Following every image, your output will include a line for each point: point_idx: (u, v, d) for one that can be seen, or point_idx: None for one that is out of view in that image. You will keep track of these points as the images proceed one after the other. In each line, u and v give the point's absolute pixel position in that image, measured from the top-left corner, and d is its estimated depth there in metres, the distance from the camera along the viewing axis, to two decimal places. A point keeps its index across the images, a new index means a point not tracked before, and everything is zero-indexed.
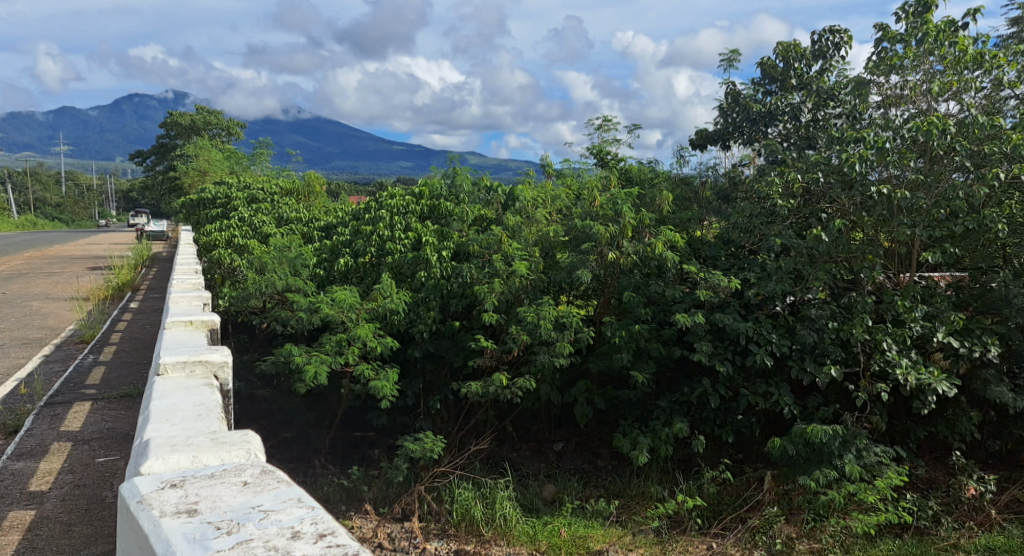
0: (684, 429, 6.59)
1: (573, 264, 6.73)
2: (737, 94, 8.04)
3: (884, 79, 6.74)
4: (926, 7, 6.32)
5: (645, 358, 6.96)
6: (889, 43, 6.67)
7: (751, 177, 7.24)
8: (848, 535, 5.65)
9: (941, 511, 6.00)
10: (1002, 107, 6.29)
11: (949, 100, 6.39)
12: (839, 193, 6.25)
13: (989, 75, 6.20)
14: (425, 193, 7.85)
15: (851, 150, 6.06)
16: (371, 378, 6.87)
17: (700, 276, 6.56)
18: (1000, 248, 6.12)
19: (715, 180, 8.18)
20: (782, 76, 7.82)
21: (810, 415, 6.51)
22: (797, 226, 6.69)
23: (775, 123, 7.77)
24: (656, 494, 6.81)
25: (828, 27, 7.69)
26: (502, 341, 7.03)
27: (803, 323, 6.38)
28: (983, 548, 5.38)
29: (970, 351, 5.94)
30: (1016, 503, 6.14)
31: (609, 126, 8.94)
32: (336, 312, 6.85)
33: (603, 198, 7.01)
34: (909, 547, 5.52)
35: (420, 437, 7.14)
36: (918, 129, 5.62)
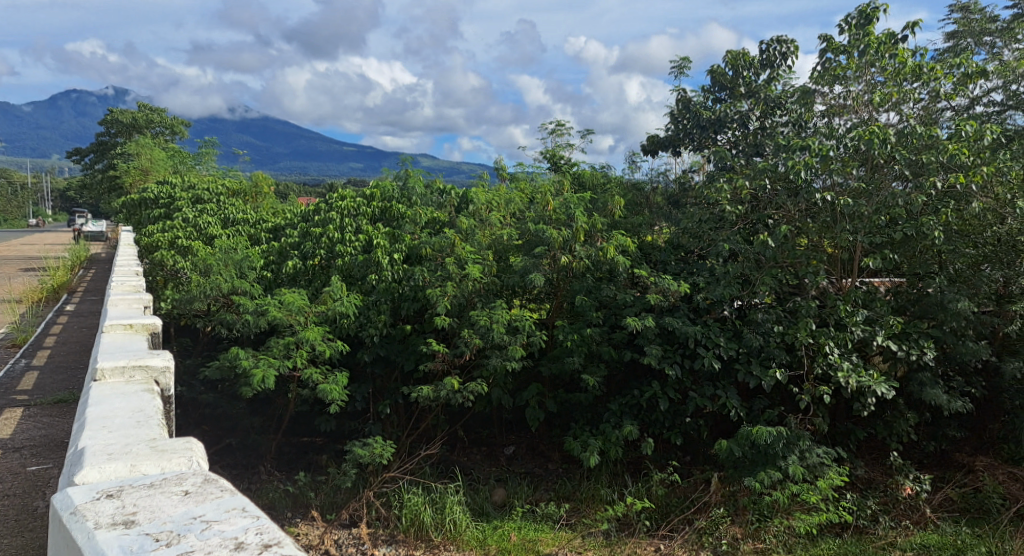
0: (634, 432, 6.62)
1: (525, 267, 6.70)
2: (687, 101, 8.19)
3: (828, 89, 6.92)
4: (868, 20, 6.52)
5: (596, 362, 6.98)
6: (832, 54, 6.86)
7: (701, 184, 7.35)
8: (791, 535, 5.81)
9: (879, 511, 6.19)
10: (939, 118, 6.54)
11: (890, 111, 6.60)
12: (785, 200, 6.40)
13: (927, 87, 6.43)
14: (377, 194, 7.65)
15: (797, 157, 6.18)
16: (320, 382, 6.68)
17: (650, 279, 6.62)
18: (937, 255, 6.35)
19: (666, 186, 8.26)
20: (731, 84, 7.96)
21: (756, 417, 6.62)
22: (745, 232, 6.81)
23: (724, 130, 7.90)
24: (606, 497, 6.83)
25: (776, 37, 7.84)
26: (454, 344, 6.93)
27: (750, 327, 6.51)
28: (918, 546, 5.58)
29: (907, 354, 6.12)
30: (949, 502, 6.40)
31: (563, 130, 8.96)
32: (284, 315, 6.65)
33: (557, 202, 7.01)
34: (849, 546, 5.68)
35: (368, 441, 6.97)
36: (860, 138, 5.82)
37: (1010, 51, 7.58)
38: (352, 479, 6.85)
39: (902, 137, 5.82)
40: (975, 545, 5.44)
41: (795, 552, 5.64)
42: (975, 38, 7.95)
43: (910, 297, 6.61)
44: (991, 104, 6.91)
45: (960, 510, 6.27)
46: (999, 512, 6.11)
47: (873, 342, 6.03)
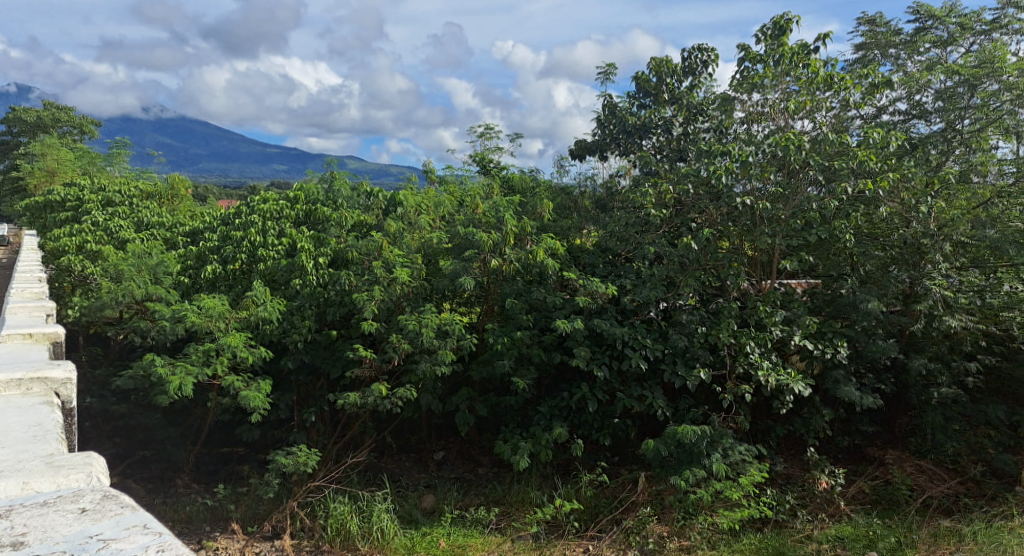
0: (563, 434, 6.62)
1: (455, 270, 6.59)
2: (614, 107, 8.31)
3: (747, 96, 7.15)
4: (782, 30, 6.80)
5: (526, 365, 6.96)
6: (750, 63, 7.08)
7: (627, 188, 7.47)
8: (714, 531, 5.99)
9: (797, 505, 6.42)
10: (849, 126, 6.84)
11: (804, 118, 6.87)
12: (707, 204, 6.59)
13: (838, 96, 6.73)
14: (301, 196, 7.37)
15: (719, 162, 6.40)
16: (240, 390, 6.36)
17: (579, 282, 6.65)
18: (848, 257, 6.69)
19: (593, 191, 8.30)
20: (654, 91, 8.11)
21: (682, 417, 6.75)
22: (669, 236, 6.95)
23: (649, 136, 8.04)
24: (535, 500, 6.80)
25: (697, 45, 8.04)
26: (382, 349, 6.76)
27: (675, 328, 6.63)
28: (833, 538, 5.84)
29: (823, 352, 6.38)
30: (861, 494, 6.74)
31: (492, 134, 8.87)
32: (203, 321, 6.31)
33: (486, 206, 6.96)
34: (769, 541, 5.87)
35: (292, 450, 6.66)
36: (777, 144, 6.05)
37: (912, 64, 8.02)
38: (275, 490, 6.55)
39: (816, 143, 6.08)
40: (884, 536, 5.74)
41: (718, 549, 5.83)
42: (881, 50, 8.37)
43: (825, 298, 6.90)
44: (896, 114, 7.28)
45: (871, 502, 6.61)
46: (906, 503, 6.49)
47: (791, 341, 6.27)
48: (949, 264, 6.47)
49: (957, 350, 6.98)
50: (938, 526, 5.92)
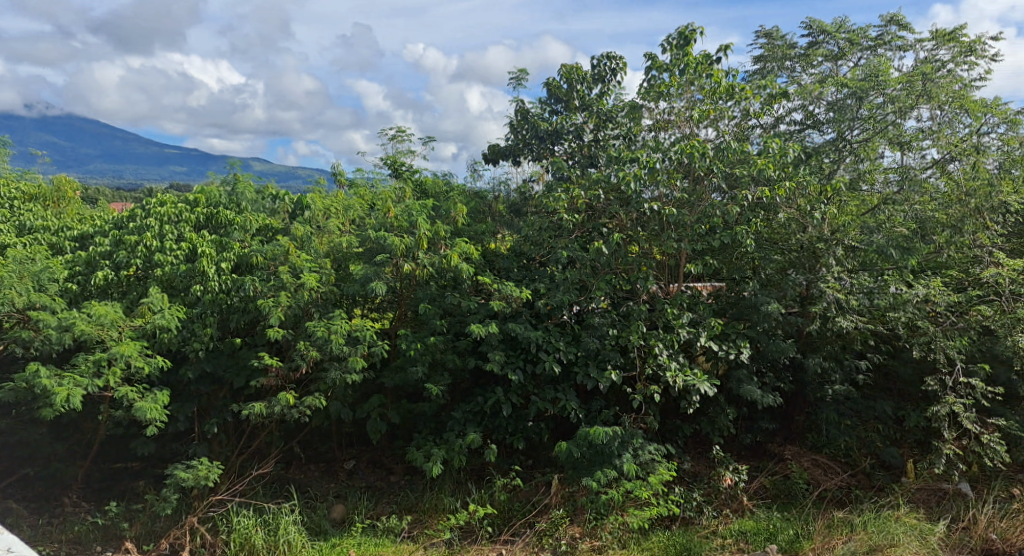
0: (477, 439, 6.54)
1: (366, 275, 6.38)
2: (526, 112, 8.33)
3: (654, 104, 7.34)
4: (686, 41, 7.04)
5: (440, 371, 6.84)
6: (656, 71, 7.27)
7: (540, 193, 7.51)
8: (624, 530, 6.11)
9: (703, 501, 6.65)
10: (750, 134, 7.15)
11: (708, 127, 7.12)
12: (617, 209, 6.75)
13: (739, 105, 7.02)
14: (201, 200, 6.84)
15: (627, 168, 6.55)
16: (135, 401, 5.91)
17: (493, 286, 6.62)
18: (750, 260, 7.03)
19: (507, 196, 8.26)
20: (566, 97, 8.20)
21: (594, 418, 6.82)
22: (581, 240, 7.00)
23: (561, 141, 8.11)
24: (449, 506, 6.68)
25: (606, 52, 8.17)
26: (290, 357, 6.46)
27: (588, 330, 6.70)
28: (736, 533, 6.12)
29: (727, 353, 6.63)
30: (762, 489, 7.07)
31: (403, 137, 8.64)
32: (94, 329, 5.81)
33: (397, 209, 6.81)
34: (677, 537, 6.05)
35: (192, 463, 6.24)
36: (682, 152, 6.30)
37: (807, 76, 8.50)
38: (173, 505, 6.12)
39: (720, 151, 6.39)
40: (784, 528, 6.05)
41: (628, 547, 5.95)
42: (778, 62, 8.82)
43: (729, 300, 7.22)
44: (792, 123, 7.70)
45: (771, 496, 6.95)
46: (803, 496, 6.87)
47: (697, 343, 6.49)
48: (842, 267, 6.83)
49: (849, 349, 7.41)
50: (831, 518, 6.28)
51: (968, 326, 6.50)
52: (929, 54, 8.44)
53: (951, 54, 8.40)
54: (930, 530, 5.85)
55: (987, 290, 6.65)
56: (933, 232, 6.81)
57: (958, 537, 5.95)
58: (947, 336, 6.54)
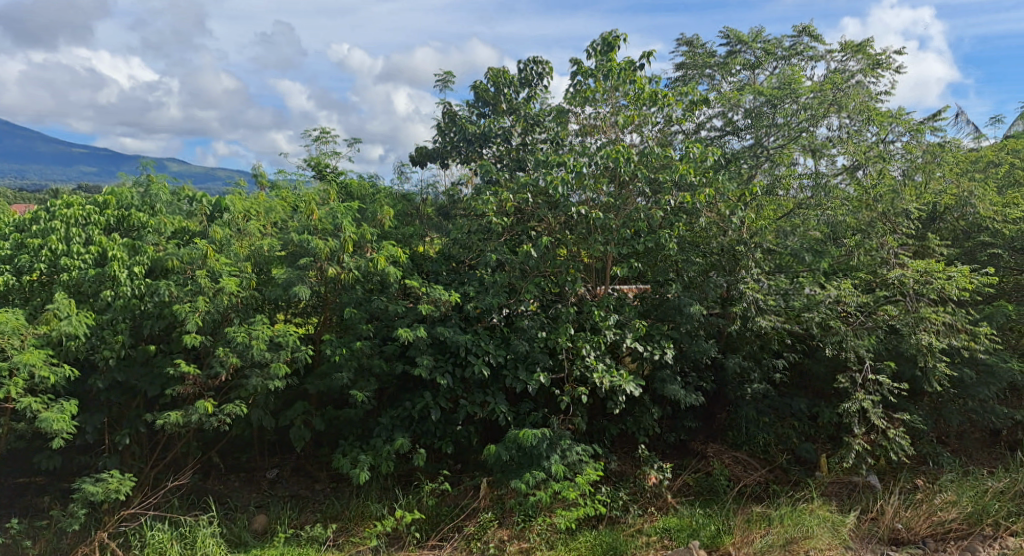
0: (406, 444, 6.39)
1: (288, 280, 6.12)
2: (453, 115, 8.25)
3: (580, 110, 7.42)
4: (610, 47, 7.16)
5: (367, 376, 6.65)
6: (582, 76, 7.34)
7: (469, 195, 7.42)
8: (552, 531, 6.14)
9: (629, 500, 6.77)
10: (672, 140, 7.33)
11: (633, 132, 7.25)
12: (546, 212, 6.76)
13: (662, 112, 7.18)
14: (111, 202, 6.36)
15: (555, 172, 6.61)
16: (39, 413, 5.48)
17: (422, 290, 6.49)
18: (673, 263, 7.11)
19: (435, 198, 8.15)
20: (493, 100, 8.16)
21: (523, 420, 6.81)
22: (511, 243, 6.98)
23: (489, 145, 8.04)
24: (375, 513, 6.50)
25: (533, 57, 8.18)
26: (208, 365, 6.15)
27: (517, 333, 6.68)
28: (660, 530, 6.24)
29: (652, 353, 6.76)
30: (686, 486, 7.27)
31: (328, 137, 8.37)
32: None
33: (322, 211, 6.59)
34: (603, 536, 6.12)
35: (101, 476, 5.83)
36: (608, 156, 6.45)
37: (727, 83, 8.80)
38: (80, 521, 5.71)
39: (643, 156, 6.53)
40: (705, 524, 6.21)
41: (556, 548, 5.98)
42: (699, 70, 9.11)
43: (654, 302, 7.35)
44: (713, 130, 7.97)
45: (694, 493, 7.15)
46: (724, 492, 7.11)
47: (623, 344, 6.60)
48: (760, 270, 7.08)
49: (767, 349, 7.72)
50: (751, 512, 6.51)
51: (876, 325, 6.94)
52: (840, 65, 8.89)
53: (860, 65, 8.88)
54: (842, 522, 6.16)
55: (893, 290, 7.05)
56: (844, 235, 7.22)
57: (867, 527, 6.32)
58: (856, 335, 6.89)
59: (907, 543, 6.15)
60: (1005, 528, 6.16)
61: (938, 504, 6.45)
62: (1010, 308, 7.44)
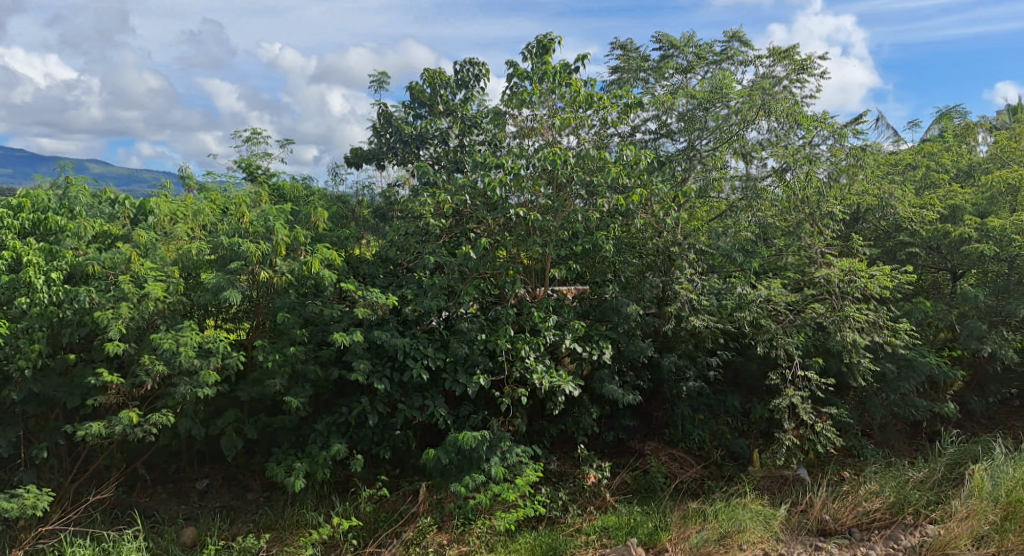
0: (343, 450, 6.23)
1: (218, 285, 5.86)
2: (389, 115, 8.12)
3: (518, 111, 7.41)
4: (546, 50, 7.20)
5: (301, 382, 6.45)
6: (518, 79, 7.32)
7: (406, 197, 7.27)
8: (492, 533, 6.12)
9: (569, 500, 6.82)
10: (608, 143, 7.43)
11: (570, 135, 7.30)
12: (484, 214, 6.73)
13: (598, 114, 7.26)
14: (26, 204, 5.89)
15: (493, 174, 6.63)
16: None
17: (358, 294, 6.32)
18: (610, 265, 7.27)
19: (372, 200, 8.02)
20: (429, 101, 8.07)
21: (462, 423, 6.74)
22: (449, 246, 6.91)
23: (426, 146, 7.96)
24: (311, 521, 6.32)
25: (469, 58, 8.09)
26: (133, 373, 5.84)
27: (456, 336, 6.60)
28: (599, 529, 6.30)
29: (590, 354, 6.79)
30: (624, 484, 7.38)
31: (259, 138, 8.09)
32: None
33: (252, 213, 6.37)
34: (543, 537, 6.13)
35: (15, 493, 5.46)
36: (545, 159, 6.46)
37: (661, 87, 8.98)
38: None
39: (580, 159, 6.55)
40: (644, 522, 6.31)
41: (496, 551, 5.96)
42: (633, 73, 9.26)
43: (592, 303, 7.43)
44: (648, 133, 8.10)
45: (632, 491, 7.26)
46: (661, 489, 7.24)
47: (562, 345, 6.63)
48: (692, 270, 7.23)
49: (700, 348, 7.89)
50: (687, 508, 6.65)
51: (804, 323, 7.15)
52: (767, 70, 9.22)
53: (787, 71, 9.21)
54: (773, 515, 6.37)
55: (820, 289, 7.30)
56: (774, 236, 7.65)
57: (797, 520, 6.55)
58: (786, 333, 7.19)
59: (834, 533, 6.43)
60: (924, 515, 6.49)
61: (863, 495, 6.75)
62: (926, 305, 7.85)
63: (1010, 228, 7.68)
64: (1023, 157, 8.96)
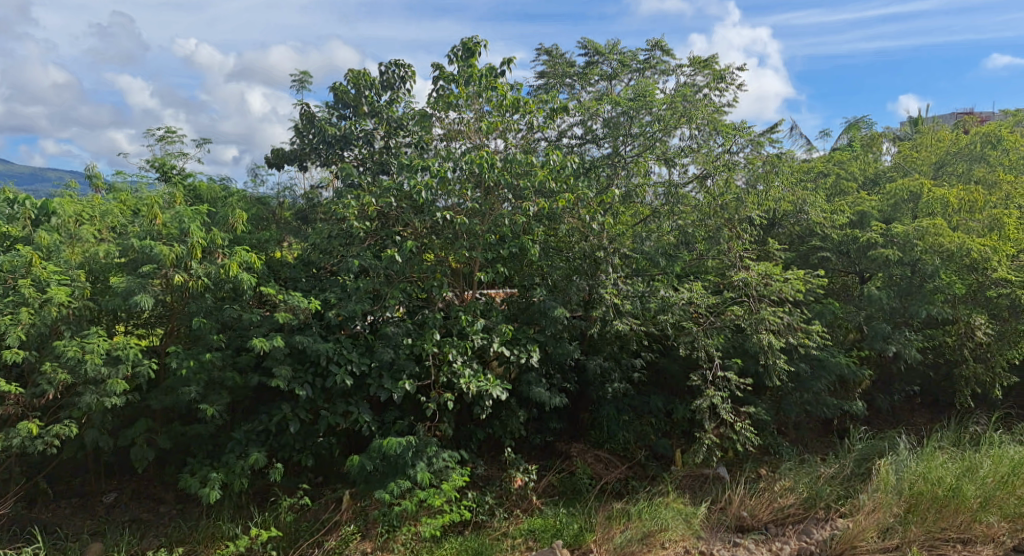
0: (261, 460, 6.01)
1: (128, 289, 5.64)
2: (312, 116, 7.90)
3: (444, 115, 7.35)
4: (470, 53, 7.23)
5: (218, 390, 6.24)
6: (444, 82, 7.27)
7: (329, 199, 7.12)
8: (418, 540, 6.10)
9: (495, 504, 6.85)
10: (535, 147, 7.47)
11: (497, 138, 7.31)
12: (411, 217, 6.64)
13: (524, 119, 7.32)
14: None
15: (419, 177, 6.52)
16: None
17: (279, 298, 6.15)
18: (538, 268, 7.31)
19: (293, 202, 7.79)
20: (354, 102, 7.93)
21: (388, 429, 6.64)
22: (374, 249, 6.79)
23: (350, 147, 7.84)
24: (228, 533, 6.16)
25: (394, 60, 7.97)
26: (33, 382, 5.55)
27: (381, 340, 6.50)
28: (525, 532, 6.35)
29: (518, 357, 6.79)
30: (551, 486, 7.45)
31: (174, 136, 7.41)
32: None
33: (166, 214, 5.93)
34: (469, 542, 6.14)
35: None
36: (472, 162, 6.40)
37: (586, 93, 9.12)
38: None
39: (507, 163, 6.57)
40: (569, 523, 6.38)
41: None
42: (559, 79, 9.37)
43: (519, 306, 7.46)
44: (574, 138, 8.21)
45: (558, 493, 7.35)
46: (586, 491, 7.37)
47: (490, 349, 6.58)
48: (619, 273, 7.27)
49: (626, 349, 7.99)
50: (611, 509, 6.74)
51: (724, 325, 7.36)
52: (688, 79, 9.47)
53: (707, 80, 9.46)
54: (693, 514, 6.55)
55: (738, 292, 7.54)
56: (695, 242, 7.75)
57: (717, 517, 6.78)
58: (706, 335, 7.34)
59: (752, 529, 6.66)
60: (835, 510, 6.79)
61: (778, 491, 7.00)
62: (835, 306, 8.23)
63: (911, 233, 8.10)
64: (922, 167, 9.77)
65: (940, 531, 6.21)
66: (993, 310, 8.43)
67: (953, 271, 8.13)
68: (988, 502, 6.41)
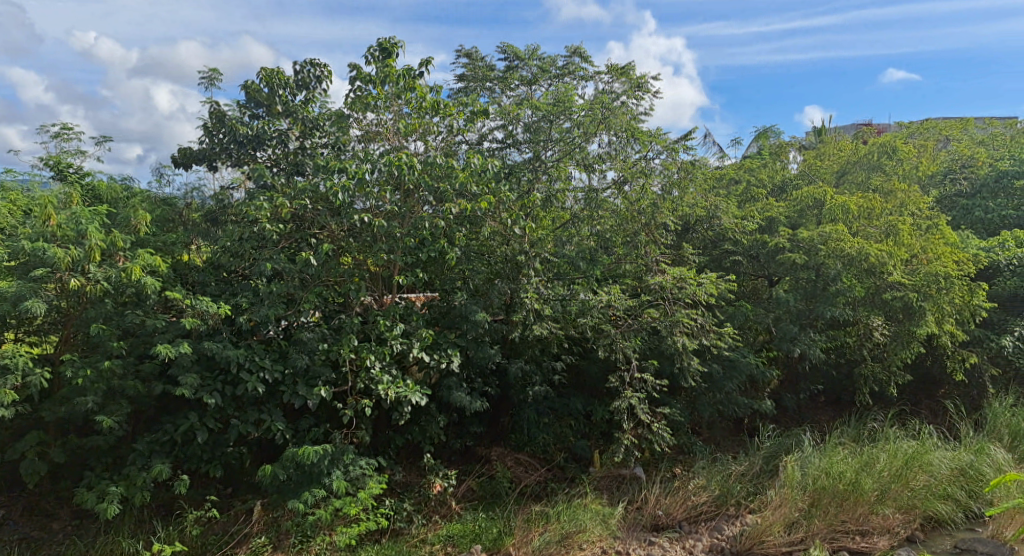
0: (165, 472, 5.79)
1: (18, 293, 5.38)
2: (222, 115, 7.53)
3: (362, 115, 7.28)
4: (388, 54, 7.16)
5: (118, 399, 5.96)
6: (361, 82, 7.15)
7: (240, 200, 6.76)
8: (332, 549, 6.00)
9: (413, 510, 6.80)
10: (455, 150, 7.44)
11: (417, 140, 7.28)
12: (327, 219, 6.53)
13: (444, 121, 7.28)
14: None
15: (335, 178, 6.38)
16: None
17: (185, 302, 5.89)
18: (459, 272, 7.27)
19: (202, 203, 7.37)
20: (267, 101, 7.64)
21: (302, 437, 6.53)
22: (288, 252, 6.62)
23: (264, 147, 7.56)
24: (129, 549, 5.90)
25: (310, 60, 7.70)
26: None
27: (296, 346, 6.35)
28: (443, 537, 6.35)
29: (437, 362, 6.75)
30: (470, 491, 7.46)
31: (71, 133, 6.89)
32: None
33: (61, 215, 5.57)
34: (386, 549, 6.09)
35: None
36: (390, 164, 6.30)
37: (507, 97, 9.17)
38: None
39: (428, 165, 6.60)
40: (487, 528, 6.40)
41: None
42: (479, 83, 9.39)
43: (440, 309, 7.36)
44: (494, 142, 8.23)
45: (478, 498, 7.38)
46: (506, 494, 7.41)
47: (410, 354, 6.51)
48: (539, 278, 7.33)
49: (547, 353, 8.02)
50: (530, 512, 6.82)
51: (641, 327, 7.52)
52: (607, 85, 9.65)
53: (624, 87, 9.66)
54: (610, 514, 6.67)
55: (654, 295, 7.68)
56: (614, 245, 7.91)
57: (633, 517, 6.90)
58: (624, 337, 7.50)
59: (666, 528, 6.80)
60: (745, 506, 7.05)
61: (692, 490, 7.20)
62: (747, 308, 8.53)
63: (816, 238, 8.48)
64: (824, 175, 10.27)
65: (841, 523, 6.53)
66: (888, 311, 8.89)
67: (855, 275, 8.56)
68: (884, 495, 6.80)
